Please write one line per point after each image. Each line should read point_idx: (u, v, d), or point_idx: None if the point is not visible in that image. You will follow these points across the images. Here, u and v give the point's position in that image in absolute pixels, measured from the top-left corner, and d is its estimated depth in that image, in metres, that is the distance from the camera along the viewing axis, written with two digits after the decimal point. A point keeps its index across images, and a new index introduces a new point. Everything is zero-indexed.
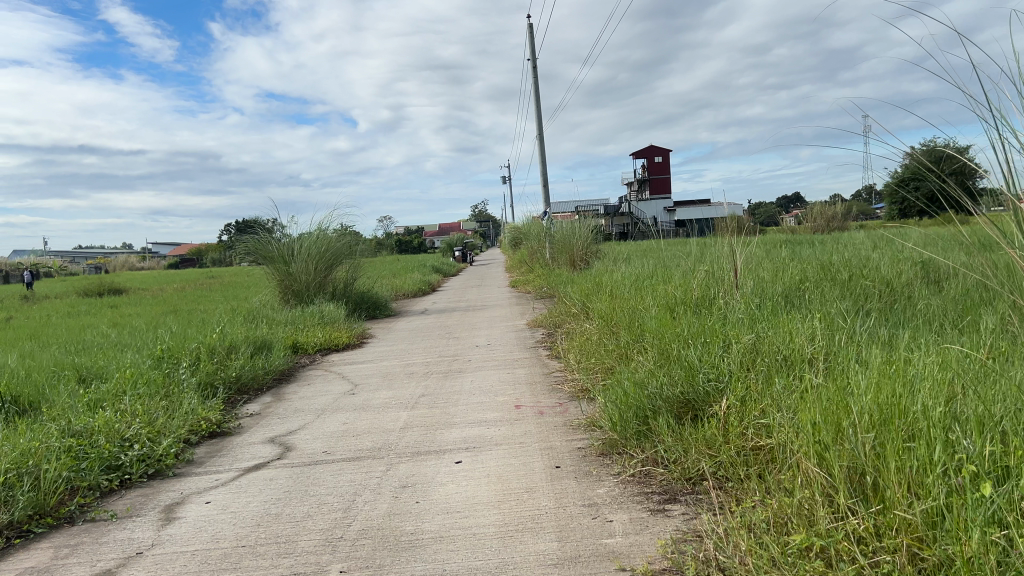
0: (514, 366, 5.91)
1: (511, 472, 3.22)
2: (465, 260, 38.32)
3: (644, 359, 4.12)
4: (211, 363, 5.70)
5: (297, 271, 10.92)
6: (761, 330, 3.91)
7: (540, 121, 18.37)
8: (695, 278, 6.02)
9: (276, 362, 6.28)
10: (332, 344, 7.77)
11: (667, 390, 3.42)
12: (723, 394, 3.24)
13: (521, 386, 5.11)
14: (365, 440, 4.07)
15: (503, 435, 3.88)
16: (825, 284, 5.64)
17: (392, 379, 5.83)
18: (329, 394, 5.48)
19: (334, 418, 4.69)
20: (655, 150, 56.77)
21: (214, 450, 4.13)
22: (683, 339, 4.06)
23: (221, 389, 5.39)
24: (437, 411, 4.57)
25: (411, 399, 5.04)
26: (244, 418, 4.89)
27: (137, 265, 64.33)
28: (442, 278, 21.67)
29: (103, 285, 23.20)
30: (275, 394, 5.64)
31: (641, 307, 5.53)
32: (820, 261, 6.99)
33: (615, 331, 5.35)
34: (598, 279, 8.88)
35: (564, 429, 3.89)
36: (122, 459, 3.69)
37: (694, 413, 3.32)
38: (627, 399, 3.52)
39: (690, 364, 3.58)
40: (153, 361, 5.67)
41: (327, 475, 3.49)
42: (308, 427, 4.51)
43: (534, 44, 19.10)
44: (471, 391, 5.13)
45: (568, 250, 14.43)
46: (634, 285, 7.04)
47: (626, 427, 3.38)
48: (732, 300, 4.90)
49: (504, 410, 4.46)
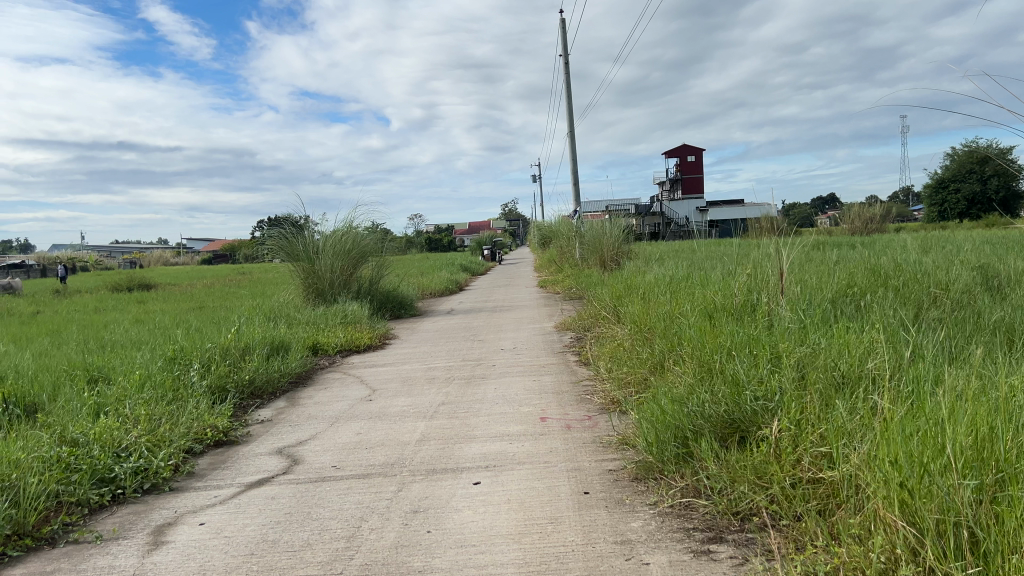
0: (541, 373, 5.58)
1: (533, 498, 2.90)
2: (494, 259, 38.08)
3: (683, 371, 3.79)
4: (223, 366, 5.44)
5: (321, 268, 10.69)
6: (813, 342, 3.57)
7: (571, 119, 18.03)
8: (735, 281, 5.66)
9: (293, 364, 6.02)
10: (353, 345, 7.50)
11: (711, 409, 3.10)
12: (774, 416, 2.92)
13: (548, 395, 4.79)
14: (378, 454, 3.76)
15: (526, 452, 3.56)
16: (877, 290, 5.26)
17: (412, 385, 5.53)
18: (345, 400, 5.19)
19: (348, 428, 4.39)
20: (687, 149, 56.07)
21: (217, 463, 3.85)
22: (726, 350, 3.73)
23: (233, 393, 5.13)
24: (456, 423, 4.26)
25: (430, 407, 4.73)
26: (254, 425, 4.62)
27: (171, 261, 64.96)
28: (470, 277, 21.41)
29: (133, 279, 23.27)
30: (290, 398, 5.37)
31: (678, 312, 5.19)
32: (869, 264, 6.58)
33: (649, 337, 5.01)
34: (631, 280, 8.53)
35: (594, 447, 3.57)
36: (116, 471, 3.42)
37: (740, 435, 3.00)
38: (666, 417, 3.20)
39: (736, 381, 3.25)
40: (164, 362, 5.43)
41: (333, 495, 3.19)
42: (319, 437, 4.23)
43: (566, 42, 18.81)
44: (494, 399, 4.81)
45: (598, 250, 14.07)
46: (670, 288, 6.67)
47: (664, 448, 3.06)
48: (778, 307, 4.54)
49: (529, 422, 4.14)
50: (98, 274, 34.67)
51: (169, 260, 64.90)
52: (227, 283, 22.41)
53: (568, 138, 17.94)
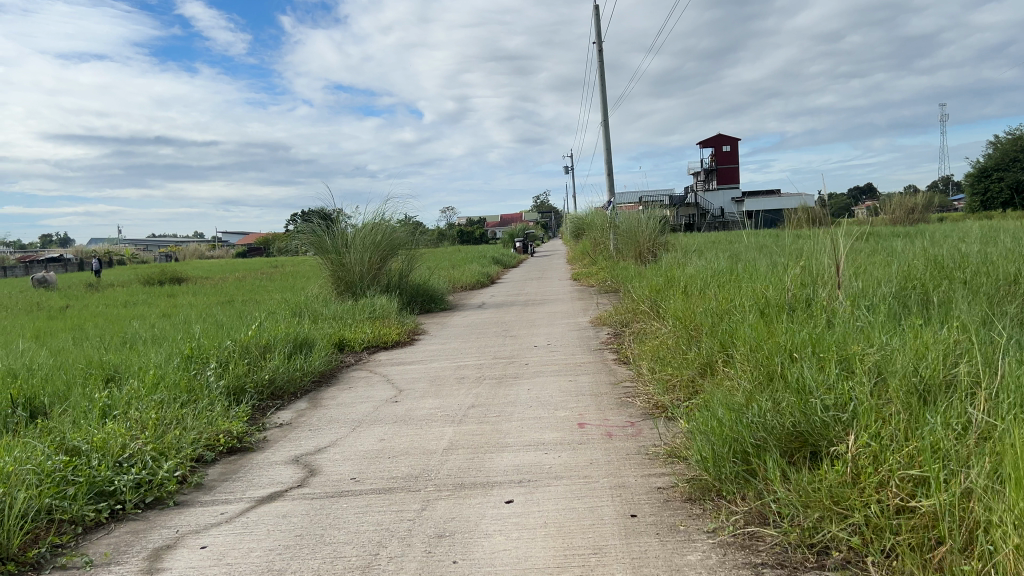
0: (577, 372, 5.23)
1: (572, 522, 2.57)
2: (525, 251, 37.72)
3: (740, 375, 3.43)
4: (242, 365, 5.17)
5: (350, 262, 10.42)
6: (885, 342, 3.19)
7: (606, 110, 17.61)
8: (786, 274, 5.28)
9: (316, 362, 5.74)
10: (380, 342, 7.20)
11: (775, 420, 2.74)
12: (850, 429, 2.55)
13: (585, 398, 4.44)
14: (401, 465, 3.44)
15: (563, 464, 3.22)
16: (944, 283, 4.83)
17: (441, 385, 5.22)
18: (369, 401, 4.88)
19: (370, 434, 4.08)
20: (722, 139, 55.15)
21: (228, 474, 3.57)
22: (787, 350, 3.36)
23: (251, 394, 4.86)
24: (487, 429, 3.92)
25: (459, 410, 4.40)
26: (272, 429, 4.34)
27: (205, 253, 65.51)
28: (502, 269, 21.09)
29: (165, 272, 23.26)
30: (312, 399, 5.08)
31: (726, 308, 4.82)
32: (928, 254, 6.15)
33: (696, 335, 4.63)
34: (671, 272, 8.13)
35: (639, 459, 3.22)
36: (116, 485, 3.15)
37: (809, 450, 2.64)
38: (722, 429, 2.84)
39: (802, 388, 2.89)
40: (181, 361, 5.17)
41: (350, 514, 2.87)
42: (339, 443, 3.92)
43: (600, 31, 18.43)
44: (528, 402, 4.47)
45: (634, 242, 13.66)
46: (714, 281, 6.27)
47: (722, 463, 2.70)
48: (837, 304, 4.15)
49: (566, 429, 3.79)
50: (133, 268, 34.84)
51: (206, 253, 65.43)
52: (259, 275, 22.32)
53: (603, 128, 17.51)
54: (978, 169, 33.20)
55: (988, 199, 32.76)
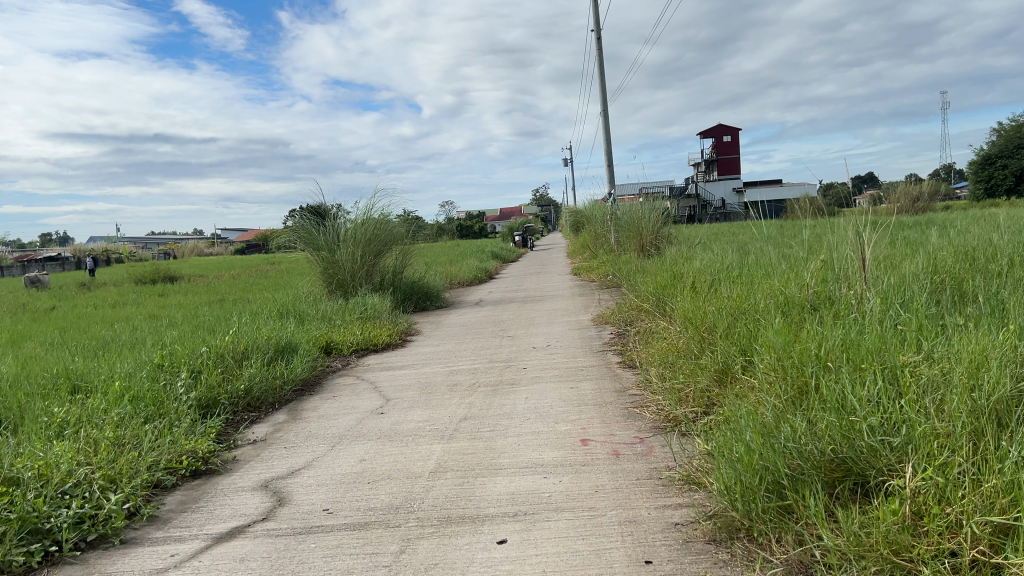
0: (579, 378, 4.83)
1: (577, 572, 2.17)
2: (525, 245, 37.37)
3: (766, 386, 3.04)
4: (215, 375, 4.77)
5: (342, 259, 10.01)
6: (934, 350, 2.81)
7: (605, 101, 17.19)
8: (805, 268, 4.87)
9: (298, 370, 5.34)
10: (370, 344, 6.79)
11: (814, 446, 2.36)
12: (905, 458, 2.19)
13: (588, 408, 4.04)
14: (381, 493, 3.03)
15: (565, 492, 2.82)
16: (977, 277, 4.45)
17: (432, 393, 4.82)
18: (352, 413, 4.48)
19: (351, 452, 3.68)
20: (722, 129, 54.76)
21: (188, 504, 3.17)
22: (817, 355, 2.98)
23: (223, 407, 4.46)
24: (480, 447, 3.52)
25: (450, 424, 4.00)
26: (244, 447, 3.94)
27: (203, 250, 65.01)
28: (501, 264, 20.70)
29: (158, 270, 22.74)
30: (291, 410, 4.68)
31: (742, 307, 4.42)
32: (955, 245, 5.74)
33: (710, 337, 4.24)
34: (677, 267, 7.73)
35: (651, 483, 2.83)
36: (52, 522, 2.75)
37: (855, 482, 2.27)
38: (750, 453, 2.46)
39: (843, 403, 2.50)
40: (150, 371, 4.77)
41: (317, 557, 2.46)
42: (316, 464, 3.52)
43: (598, 19, 17.99)
44: (526, 413, 4.07)
45: (636, 235, 13.25)
46: (724, 276, 5.87)
47: (752, 495, 2.33)
48: (866, 304, 3.76)
49: (567, 446, 3.39)
50: (128, 266, 34.36)
51: (204, 250, 64.95)
52: (254, 273, 21.89)
53: (602, 119, 17.10)
54: (981, 156, 32.89)
55: (991, 187, 32.43)
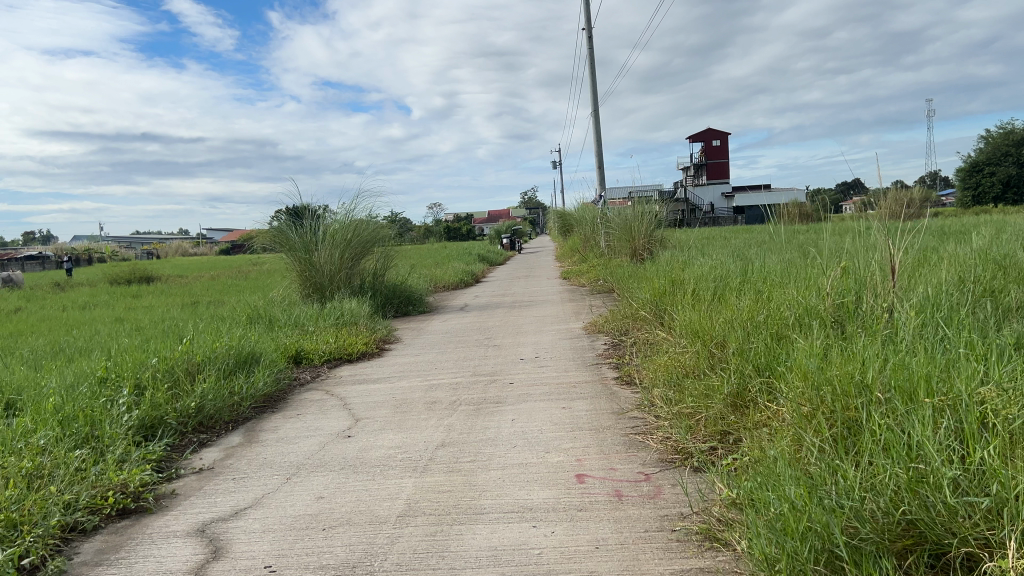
0: (571, 396, 4.33)
1: None
2: (511, 248, 36.87)
3: (797, 419, 2.55)
4: (163, 391, 4.24)
5: (319, 260, 9.46)
6: (1004, 377, 2.31)
7: (597, 103, 16.75)
8: (823, 277, 4.38)
9: (260, 384, 4.81)
10: (344, 353, 6.25)
11: (875, 505, 1.86)
12: (998, 524, 1.70)
13: (584, 434, 3.54)
14: (337, 545, 2.51)
15: (558, 550, 2.31)
16: (1014, 288, 3.97)
17: (407, 412, 4.31)
18: (316, 436, 3.96)
19: (308, 487, 3.16)
20: (710, 133, 54.51)
21: (105, 553, 2.64)
22: (860, 381, 2.48)
23: (168, 430, 3.93)
24: (459, 483, 3.02)
25: (425, 452, 3.49)
26: (186, 478, 3.41)
27: (188, 250, 64.11)
28: (487, 267, 20.17)
29: (136, 270, 21.98)
30: (247, 431, 4.16)
31: (756, 320, 3.92)
32: (980, 251, 5.27)
33: (722, 356, 3.74)
34: (676, 272, 7.23)
35: (661, 539, 2.32)
36: None
37: (933, 554, 1.78)
38: (793, 513, 1.95)
39: (905, 446, 2.00)
40: (90, 386, 4.23)
41: None
42: (265, 503, 3.01)
43: (590, 19, 17.55)
44: (512, 440, 3.56)
45: (626, 238, 12.78)
46: (729, 285, 5.39)
47: (797, 568, 1.82)
48: (901, 318, 3.29)
49: (561, 485, 2.88)
50: (107, 266, 33.51)
51: (188, 250, 64.07)
52: (234, 275, 21.28)
53: (594, 120, 16.67)
54: (968, 163, 32.71)
55: (979, 194, 32.24)
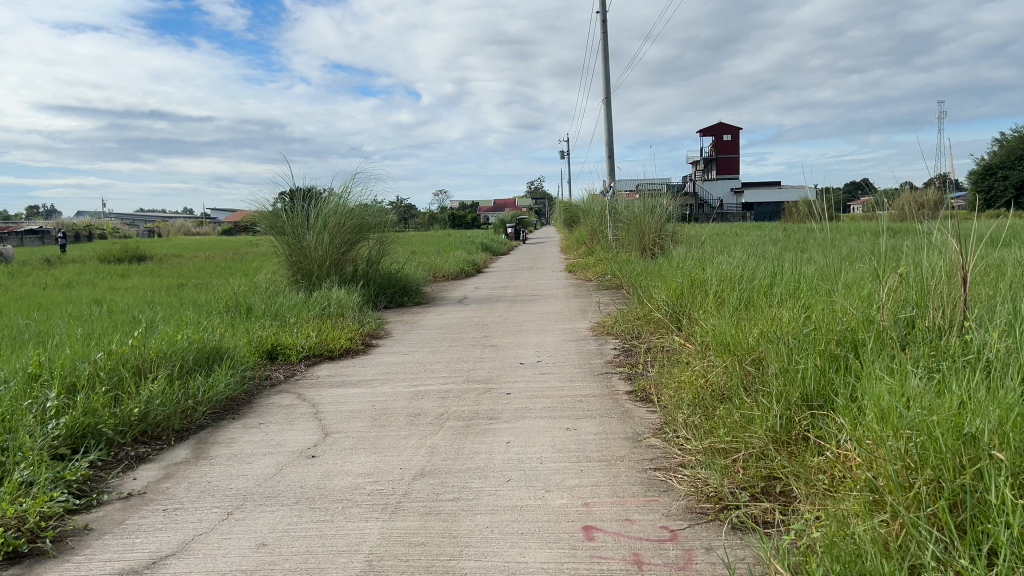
0: (577, 414, 3.71)
1: None
2: (515, 238, 36.29)
3: (880, 479, 1.94)
4: (101, 394, 3.63)
5: (308, 245, 8.84)
6: None
7: (608, 91, 16.09)
8: (876, 284, 3.75)
9: (221, 386, 4.20)
10: (325, 349, 5.63)
11: None
12: None
13: (593, 468, 2.92)
14: None
15: None
16: None
17: (386, 426, 3.70)
18: (275, 454, 3.35)
19: (252, 528, 2.54)
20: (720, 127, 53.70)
21: None
22: (967, 431, 1.87)
23: (99, 443, 3.32)
24: (435, 534, 2.39)
25: (400, 483, 2.88)
26: (107, 508, 2.80)
27: (192, 230, 63.55)
28: (490, 257, 19.55)
29: (129, 247, 21.29)
30: (197, 444, 3.55)
31: (798, 333, 3.30)
32: None
33: (760, 377, 3.13)
34: (694, 270, 6.61)
35: None
36: None
37: None
38: None
39: None
40: (16, 383, 3.62)
41: None
42: (193, 551, 2.39)
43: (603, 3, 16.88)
44: (505, 472, 2.94)
45: (635, 230, 12.17)
46: (759, 289, 4.77)
47: None
48: (989, 341, 2.67)
49: (564, 543, 2.27)
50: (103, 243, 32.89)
51: (191, 230, 63.43)
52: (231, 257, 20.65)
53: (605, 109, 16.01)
54: (984, 166, 31.89)
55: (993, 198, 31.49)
